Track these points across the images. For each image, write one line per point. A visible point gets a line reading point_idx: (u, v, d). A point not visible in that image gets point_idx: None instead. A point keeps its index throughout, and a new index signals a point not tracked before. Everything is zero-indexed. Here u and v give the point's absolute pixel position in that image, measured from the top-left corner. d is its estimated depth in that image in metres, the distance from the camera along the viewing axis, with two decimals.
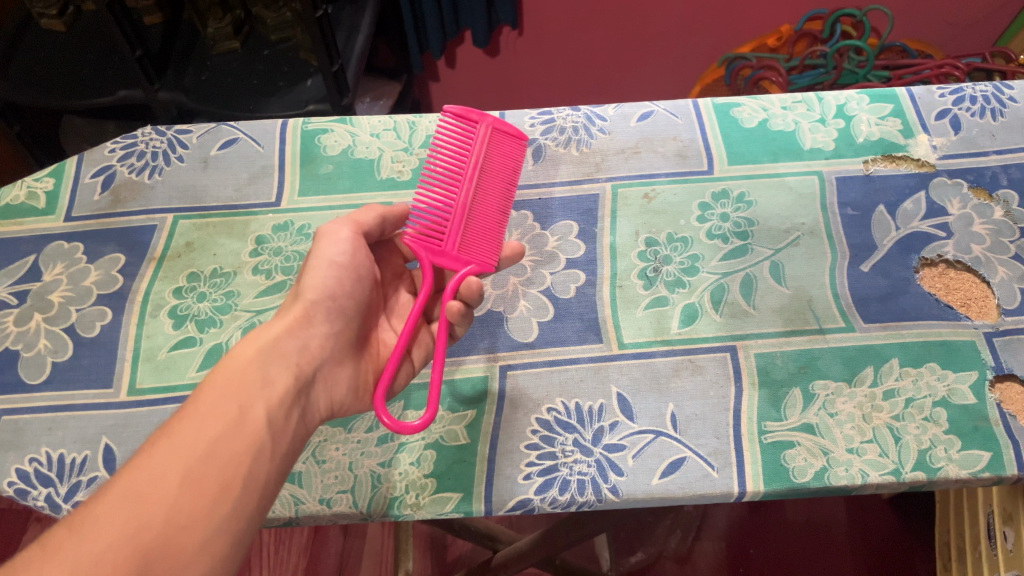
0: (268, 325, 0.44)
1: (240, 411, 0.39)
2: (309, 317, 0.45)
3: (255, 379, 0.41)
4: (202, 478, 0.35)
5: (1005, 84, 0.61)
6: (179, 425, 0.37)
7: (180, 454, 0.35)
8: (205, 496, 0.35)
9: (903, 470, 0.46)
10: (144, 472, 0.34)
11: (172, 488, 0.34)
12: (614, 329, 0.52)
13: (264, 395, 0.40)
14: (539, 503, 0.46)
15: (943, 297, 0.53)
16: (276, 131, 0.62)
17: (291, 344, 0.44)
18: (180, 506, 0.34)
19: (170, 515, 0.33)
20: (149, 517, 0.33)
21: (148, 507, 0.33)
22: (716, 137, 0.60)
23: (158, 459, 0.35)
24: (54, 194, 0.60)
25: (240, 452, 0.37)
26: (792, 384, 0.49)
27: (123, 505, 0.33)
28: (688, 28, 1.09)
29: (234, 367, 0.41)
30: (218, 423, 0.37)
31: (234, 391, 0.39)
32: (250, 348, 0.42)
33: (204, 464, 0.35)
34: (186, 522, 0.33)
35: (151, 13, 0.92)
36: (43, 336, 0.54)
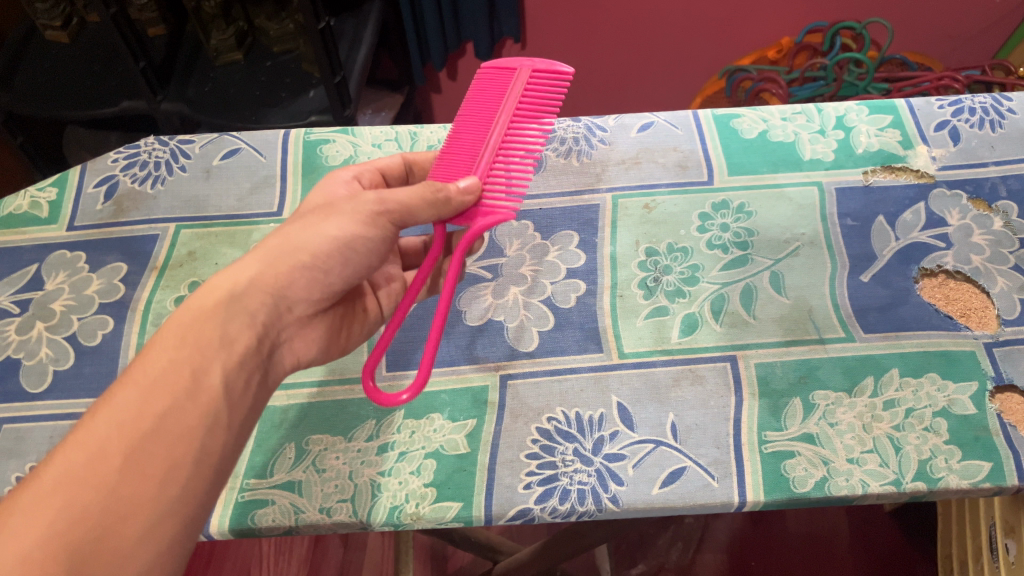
0: (236, 274, 0.40)
1: (195, 373, 0.36)
2: (292, 280, 0.42)
3: (214, 335, 0.37)
4: (147, 455, 0.33)
5: (1004, 96, 0.61)
6: (125, 391, 0.34)
7: (123, 428, 0.33)
8: (149, 475, 0.32)
9: (903, 480, 0.46)
10: (81, 454, 0.32)
11: (112, 470, 0.32)
12: (614, 339, 0.52)
13: (224, 355, 0.37)
14: (539, 512, 0.46)
15: (943, 307, 0.53)
16: (278, 142, 0.63)
17: (257, 297, 0.40)
18: (121, 491, 0.31)
19: (110, 501, 0.31)
20: (88, 504, 0.31)
21: (86, 492, 0.31)
22: (716, 148, 0.61)
23: (100, 435, 0.32)
24: (57, 204, 0.61)
25: (192, 422, 0.34)
26: (792, 394, 0.49)
27: (58, 490, 0.31)
28: (688, 41, 1.10)
29: (192, 324, 0.37)
30: (168, 390, 0.34)
31: (190, 353, 0.36)
32: (213, 298, 0.38)
33: (150, 439, 0.33)
34: (129, 509, 0.31)
35: (154, 25, 0.93)
36: (44, 345, 0.54)
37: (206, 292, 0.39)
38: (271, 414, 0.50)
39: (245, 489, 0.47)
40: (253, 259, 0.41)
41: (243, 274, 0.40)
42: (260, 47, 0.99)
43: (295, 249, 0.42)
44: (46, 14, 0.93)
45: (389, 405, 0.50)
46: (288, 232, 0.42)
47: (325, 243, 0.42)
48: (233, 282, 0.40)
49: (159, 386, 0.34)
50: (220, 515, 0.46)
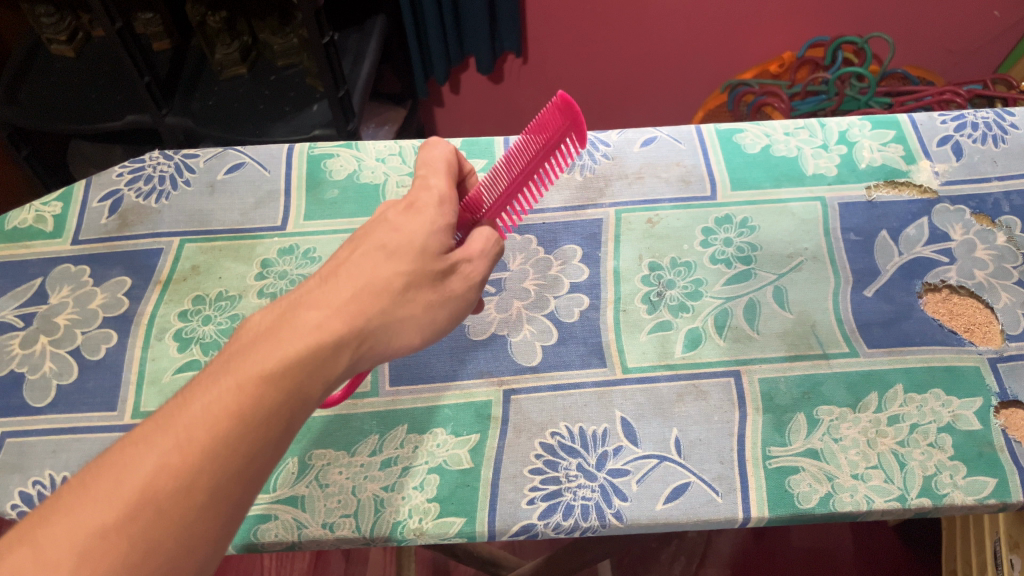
0: (358, 306, 0.36)
1: (291, 419, 0.33)
2: (393, 347, 0.38)
3: (325, 380, 0.34)
4: (225, 498, 0.30)
5: (1006, 111, 0.61)
6: (228, 419, 0.30)
7: (215, 463, 0.30)
8: (220, 521, 0.30)
9: (908, 496, 0.45)
10: (168, 474, 0.29)
11: (194, 508, 0.29)
12: (617, 353, 0.52)
13: (316, 400, 0.34)
14: (543, 528, 0.45)
15: (946, 323, 0.53)
16: (282, 157, 0.63)
17: (375, 347, 0.37)
18: (192, 530, 0.29)
19: (183, 543, 0.29)
20: (161, 541, 0.28)
21: (165, 527, 0.28)
22: (719, 163, 0.61)
23: (194, 465, 0.29)
24: (62, 218, 0.61)
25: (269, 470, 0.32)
26: (796, 410, 0.49)
27: (138, 516, 0.28)
28: (691, 56, 1.10)
29: (310, 358, 0.33)
30: (266, 433, 0.31)
31: (297, 394, 0.33)
32: (334, 334, 0.34)
33: (234, 482, 0.30)
34: (190, 553, 0.29)
35: (160, 39, 0.95)
36: (48, 359, 0.54)
37: (322, 319, 0.35)
38: None
39: None
40: (375, 297, 0.36)
41: (366, 311, 0.36)
42: (264, 61, 0.99)
43: (411, 310, 0.38)
44: (51, 28, 0.94)
45: (392, 420, 0.50)
46: (412, 292, 0.38)
47: (433, 321, 0.39)
48: (356, 321, 0.35)
49: (259, 425, 0.31)
50: None
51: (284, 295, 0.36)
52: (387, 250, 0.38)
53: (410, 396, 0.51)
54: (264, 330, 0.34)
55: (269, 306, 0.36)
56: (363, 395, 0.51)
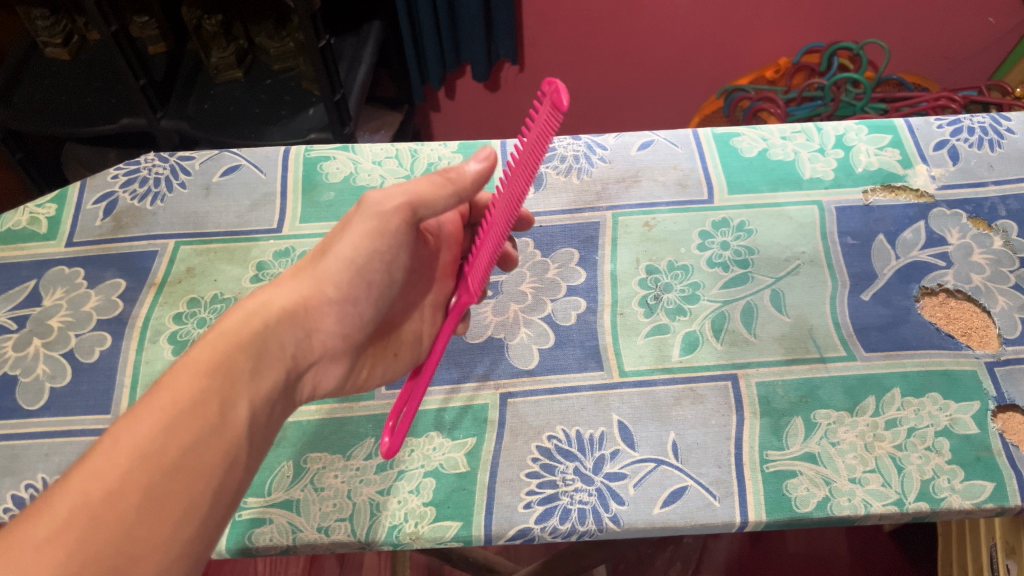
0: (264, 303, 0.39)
1: (223, 405, 0.34)
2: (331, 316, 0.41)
3: (246, 365, 0.36)
4: (167, 491, 0.31)
5: (1003, 116, 0.62)
6: (148, 416, 0.32)
7: (144, 460, 0.31)
8: (168, 513, 0.30)
9: (906, 500, 0.45)
10: (96, 480, 0.30)
11: (131, 504, 0.30)
12: (614, 357, 0.52)
13: (253, 389, 0.36)
14: (539, 532, 0.45)
15: (943, 326, 0.53)
16: (278, 159, 0.63)
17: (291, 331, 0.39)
18: (135, 528, 0.29)
19: (127, 539, 0.29)
20: (101, 542, 0.29)
21: (101, 527, 0.29)
22: (716, 166, 0.61)
23: (120, 466, 0.30)
24: (56, 220, 0.61)
25: (216, 460, 0.33)
26: (794, 413, 0.49)
27: (71, 523, 0.29)
28: (687, 62, 1.11)
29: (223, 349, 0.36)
30: (195, 420, 0.33)
31: (222, 382, 0.35)
32: (242, 325, 0.37)
33: (173, 473, 0.31)
34: (143, 548, 0.29)
35: (155, 43, 0.94)
36: (41, 361, 0.53)
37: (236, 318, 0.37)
38: None
39: (243, 508, 0.47)
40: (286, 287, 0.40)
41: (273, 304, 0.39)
42: (261, 65, 0.99)
43: (326, 295, 0.41)
44: (46, 31, 0.93)
45: (387, 423, 0.50)
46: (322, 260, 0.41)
47: (346, 271, 0.41)
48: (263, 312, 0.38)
49: (186, 417, 0.33)
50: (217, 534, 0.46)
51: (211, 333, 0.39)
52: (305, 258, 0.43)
53: None
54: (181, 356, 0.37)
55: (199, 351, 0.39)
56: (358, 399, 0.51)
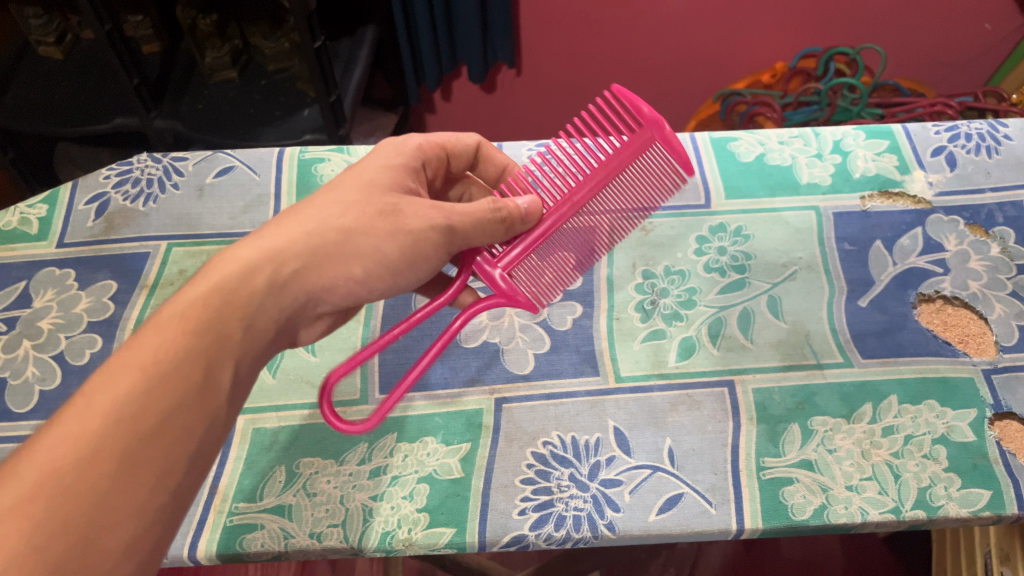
0: (260, 250, 0.37)
1: (208, 367, 0.33)
2: (330, 283, 0.40)
3: (239, 325, 0.35)
4: (146, 457, 0.29)
5: (1000, 122, 0.62)
6: (129, 375, 0.31)
7: (122, 422, 0.29)
8: (145, 481, 0.29)
9: (903, 508, 0.45)
10: (69, 442, 0.28)
11: (106, 472, 0.28)
12: (610, 362, 0.52)
13: (240, 347, 0.35)
14: (534, 539, 0.45)
15: (941, 333, 0.52)
16: (272, 161, 0.62)
17: (294, 289, 0.38)
18: (106, 498, 0.28)
19: (99, 509, 0.28)
20: (73, 510, 0.27)
21: (74, 496, 0.27)
22: (713, 171, 0.61)
23: (97, 427, 0.29)
24: (47, 220, 0.60)
25: (197, 426, 0.31)
26: (790, 420, 0.49)
27: (42, 490, 0.27)
28: (683, 66, 1.11)
29: (213, 306, 0.34)
30: (179, 383, 0.31)
31: (209, 342, 0.33)
32: (237, 278, 0.36)
33: (152, 438, 0.30)
34: (117, 519, 0.28)
35: (150, 42, 0.93)
36: (31, 364, 0.53)
37: (228, 270, 0.36)
38: (261, 437, 0.49)
39: (234, 513, 0.46)
40: (284, 240, 0.38)
41: (268, 256, 0.37)
42: (255, 65, 0.99)
43: (332, 256, 0.39)
44: (39, 29, 0.92)
45: (382, 428, 0.49)
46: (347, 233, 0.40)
47: (372, 258, 0.40)
48: (263, 265, 0.37)
49: (170, 378, 0.31)
50: (208, 539, 0.45)
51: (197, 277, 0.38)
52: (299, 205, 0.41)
53: (399, 404, 0.51)
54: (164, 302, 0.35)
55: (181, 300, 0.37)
56: (353, 402, 0.51)
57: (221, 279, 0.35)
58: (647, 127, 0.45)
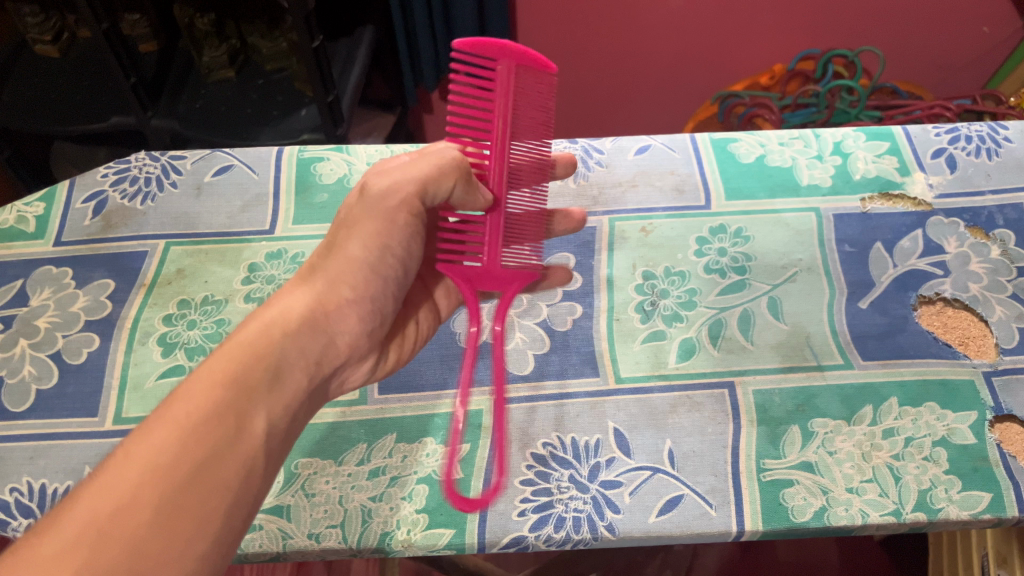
0: (274, 313, 0.40)
1: (239, 418, 0.35)
2: (343, 321, 0.42)
3: (264, 376, 0.37)
4: (185, 503, 0.31)
5: (1000, 124, 0.62)
6: (165, 430, 0.33)
7: (161, 472, 0.32)
8: (184, 526, 0.31)
9: (904, 510, 0.45)
10: (110, 493, 0.30)
11: (145, 519, 0.30)
12: (610, 363, 0.52)
13: (268, 400, 0.37)
14: (533, 540, 0.45)
15: (940, 335, 0.52)
16: (271, 159, 0.62)
17: (313, 339, 0.40)
18: (147, 542, 0.30)
19: (142, 552, 0.30)
20: (118, 552, 0.29)
21: (120, 538, 0.29)
22: (713, 172, 0.61)
23: (138, 478, 0.31)
24: (44, 218, 0.60)
25: (232, 472, 0.33)
26: (790, 422, 0.48)
27: (89, 535, 0.29)
28: (681, 67, 1.11)
29: (236, 364, 0.37)
30: (211, 433, 0.34)
31: (238, 395, 0.35)
32: (256, 337, 0.38)
33: (191, 485, 0.32)
34: (158, 561, 0.30)
35: (147, 41, 0.93)
36: (27, 363, 0.52)
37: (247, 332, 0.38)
38: None
39: None
40: (292, 301, 0.41)
41: (283, 317, 0.40)
42: (253, 64, 0.98)
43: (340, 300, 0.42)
44: (36, 28, 0.92)
45: (381, 429, 0.49)
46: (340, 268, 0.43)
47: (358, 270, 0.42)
48: (276, 322, 0.39)
49: (203, 431, 0.34)
50: None
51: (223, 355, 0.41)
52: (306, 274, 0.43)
53: (398, 404, 0.50)
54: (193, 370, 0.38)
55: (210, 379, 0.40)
56: (351, 403, 0.50)
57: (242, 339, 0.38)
58: (500, 62, 0.44)
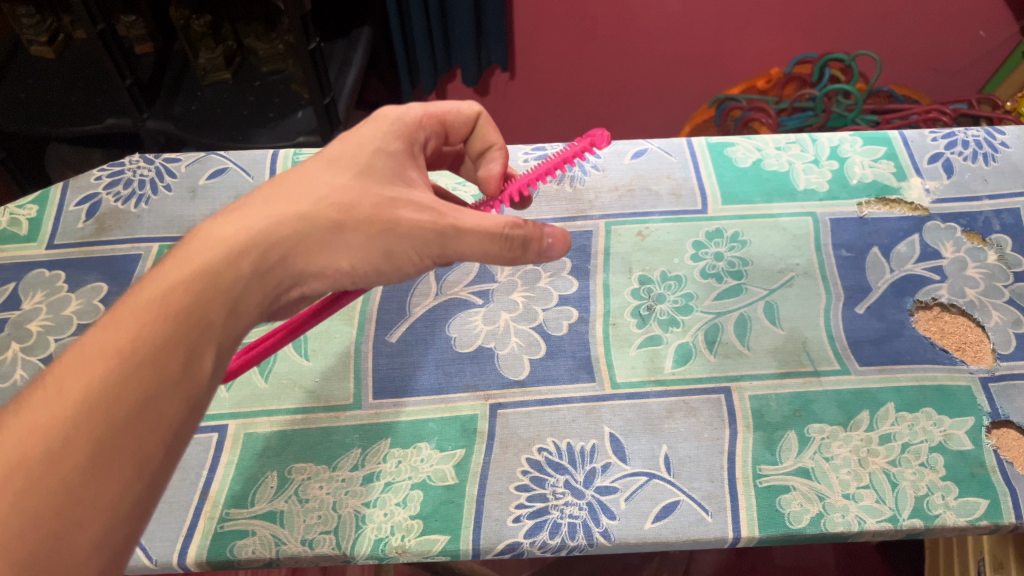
0: (242, 230, 0.34)
1: (190, 352, 0.30)
2: (318, 268, 0.37)
3: (223, 306, 0.32)
4: (119, 448, 0.27)
5: (996, 129, 0.62)
6: (104, 359, 0.28)
7: (96, 412, 0.27)
8: (118, 474, 0.27)
9: (901, 517, 0.44)
10: (36, 426, 0.26)
11: (76, 465, 0.26)
12: (606, 368, 0.51)
13: (224, 330, 0.32)
14: (528, 547, 0.44)
15: (937, 341, 0.52)
16: (266, 162, 0.62)
17: (281, 268, 0.35)
18: (73, 490, 0.26)
19: (69, 504, 0.26)
20: (40, 506, 0.25)
21: (41, 491, 0.26)
22: (710, 176, 0.60)
23: (69, 416, 0.27)
24: (37, 221, 0.59)
25: (176, 416, 0.29)
26: (786, 427, 0.48)
27: (7, 483, 0.25)
28: (678, 71, 1.10)
29: (196, 285, 0.31)
30: (158, 368, 0.29)
31: (192, 325, 0.31)
32: (223, 256, 0.33)
33: (128, 430, 0.28)
34: (85, 516, 0.26)
35: (142, 43, 0.92)
36: (19, 367, 0.52)
37: (214, 247, 0.33)
38: (252, 441, 0.49)
39: (225, 519, 0.45)
40: (271, 219, 0.35)
41: (253, 238, 0.34)
42: (249, 66, 0.98)
43: (321, 232, 0.36)
44: (31, 29, 0.92)
45: (376, 434, 0.49)
46: (338, 222, 0.37)
47: (361, 248, 0.37)
48: (252, 243, 0.34)
49: (150, 363, 0.29)
50: (198, 545, 0.44)
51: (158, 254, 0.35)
52: (287, 188, 0.37)
53: (393, 410, 0.50)
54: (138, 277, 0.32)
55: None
56: (345, 408, 0.50)
57: (203, 254, 0.32)
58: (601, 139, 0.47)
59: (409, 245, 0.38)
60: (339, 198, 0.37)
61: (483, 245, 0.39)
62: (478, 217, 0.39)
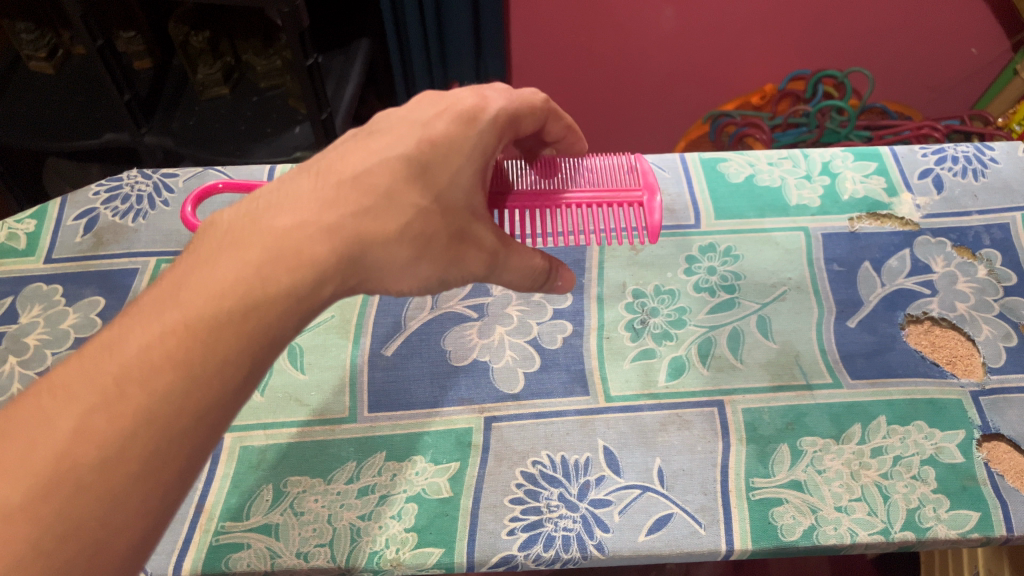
0: (334, 243, 0.33)
1: (251, 364, 0.31)
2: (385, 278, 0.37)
3: (294, 317, 0.32)
4: (169, 457, 0.28)
5: (986, 146, 0.63)
6: (170, 369, 0.29)
7: (153, 427, 0.28)
8: (163, 483, 0.28)
9: (892, 529, 0.45)
10: (91, 433, 0.27)
11: (127, 475, 0.27)
12: (600, 382, 0.52)
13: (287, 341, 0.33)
14: (522, 559, 0.44)
15: (928, 355, 0.53)
16: (263, 177, 0.63)
17: (356, 275, 0.35)
18: (120, 497, 0.27)
19: (115, 510, 0.27)
20: (85, 510, 0.26)
21: (88, 497, 0.26)
22: (703, 192, 0.61)
23: (127, 426, 0.27)
24: (35, 236, 0.60)
25: (222, 423, 0.30)
26: (779, 440, 0.49)
27: (56, 488, 0.26)
28: (672, 87, 1.11)
29: (273, 301, 0.31)
30: (219, 382, 0.29)
31: (259, 342, 0.31)
32: (308, 267, 0.32)
33: (181, 442, 0.28)
34: (128, 522, 0.27)
35: (141, 58, 0.93)
36: (16, 380, 0.52)
37: (300, 253, 0.32)
38: (248, 454, 0.49)
39: (220, 532, 0.46)
40: (360, 226, 0.34)
41: (338, 246, 0.33)
42: (246, 82, 0.99)
43: (397, 247, 0.36)
44: (31, 45, 0.92)
45: (371, 447, 0.49)
46: (415, 248, 0.37)
47: (427, 263, 0.38)
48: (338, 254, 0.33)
49: (211, 377, 0.29)
50: (193, 558, 0.45)
51: (229, 214, 0.34)
52: (384, 196, 0.35)
53: (386, 423, 0.50)
54: (208, 254, 0.32)
55: (198, 235, 0.34)
56: (341, 421, 0.50)
57: (289, 267, 0.32)
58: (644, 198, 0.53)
59: (463, 273, 0.41)
60: (426, 224, 0.37)
61: (520, 277, 0.44)
62: (525, 256, 0.44)
